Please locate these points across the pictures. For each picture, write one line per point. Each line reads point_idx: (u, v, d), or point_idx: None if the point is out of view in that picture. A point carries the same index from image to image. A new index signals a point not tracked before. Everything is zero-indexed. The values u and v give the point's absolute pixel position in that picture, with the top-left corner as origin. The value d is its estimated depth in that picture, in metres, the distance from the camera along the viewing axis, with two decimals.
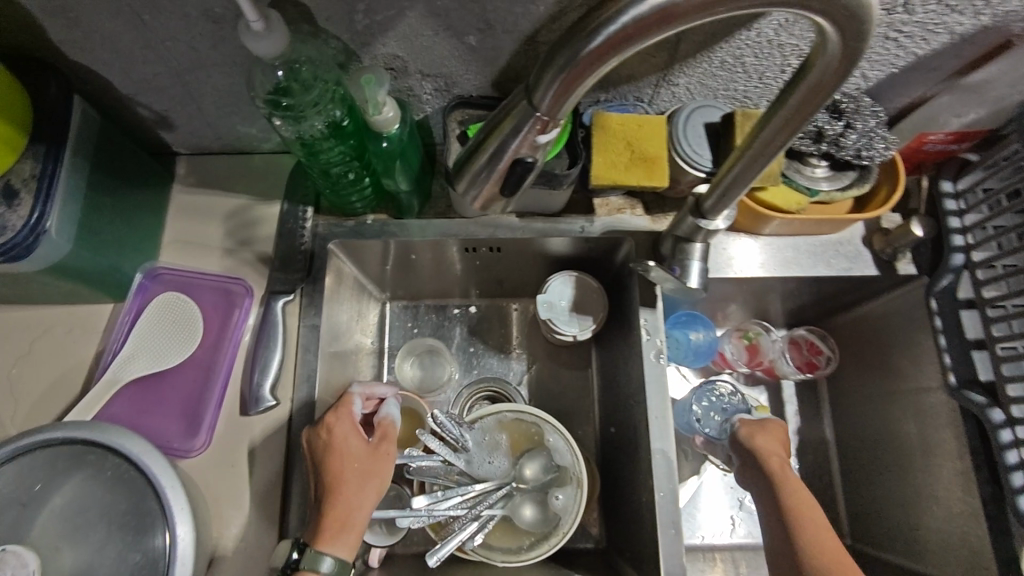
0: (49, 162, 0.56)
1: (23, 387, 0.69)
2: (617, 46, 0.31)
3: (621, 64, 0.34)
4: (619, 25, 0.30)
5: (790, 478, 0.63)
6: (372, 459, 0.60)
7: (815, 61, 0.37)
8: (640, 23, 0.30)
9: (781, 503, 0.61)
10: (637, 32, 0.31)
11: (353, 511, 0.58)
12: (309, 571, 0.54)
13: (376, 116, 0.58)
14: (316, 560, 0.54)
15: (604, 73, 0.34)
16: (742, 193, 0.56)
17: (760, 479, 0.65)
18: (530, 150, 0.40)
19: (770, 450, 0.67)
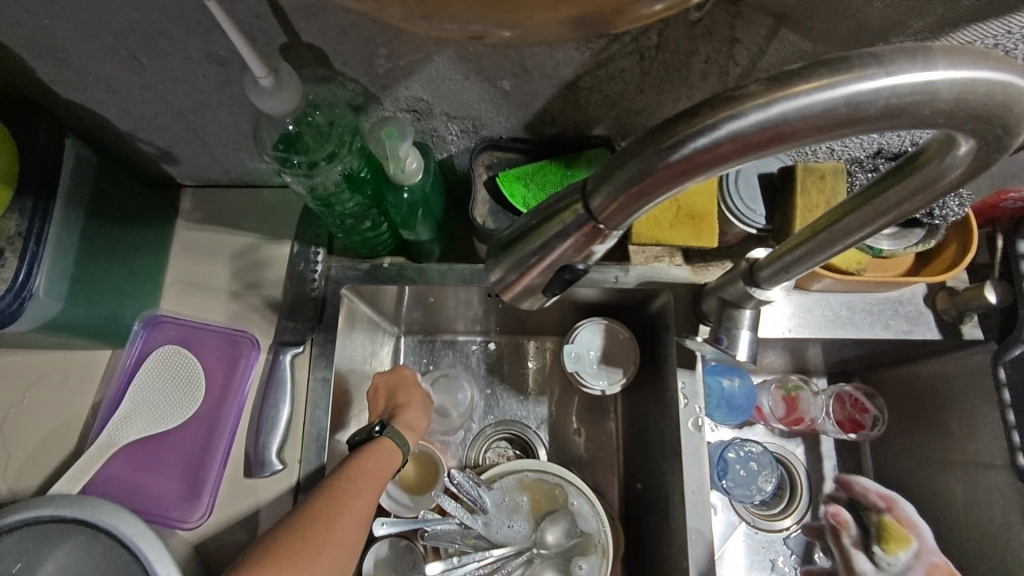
0: (36, 218, 0.51)
1: (15, 438, 0.64)
2: (705, 164, 0.25)
3: (698, 180, 0.28)
4: (715, 141, 0.25)
5: None
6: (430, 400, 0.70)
7: (924, 166, 0.32)
8: (741, 142, 0.24)
9: None
10: (735, 152, 0.25)
11: (416, 425, 0.66)
12: (388, 440, 0.61)
13: (397, 171, 0.52)
14: (396, 432, 0.62)
15: (677, 189, 0.28)
16: (803, 270, 0.49)
17: None
18: (576, 255, 0.34)
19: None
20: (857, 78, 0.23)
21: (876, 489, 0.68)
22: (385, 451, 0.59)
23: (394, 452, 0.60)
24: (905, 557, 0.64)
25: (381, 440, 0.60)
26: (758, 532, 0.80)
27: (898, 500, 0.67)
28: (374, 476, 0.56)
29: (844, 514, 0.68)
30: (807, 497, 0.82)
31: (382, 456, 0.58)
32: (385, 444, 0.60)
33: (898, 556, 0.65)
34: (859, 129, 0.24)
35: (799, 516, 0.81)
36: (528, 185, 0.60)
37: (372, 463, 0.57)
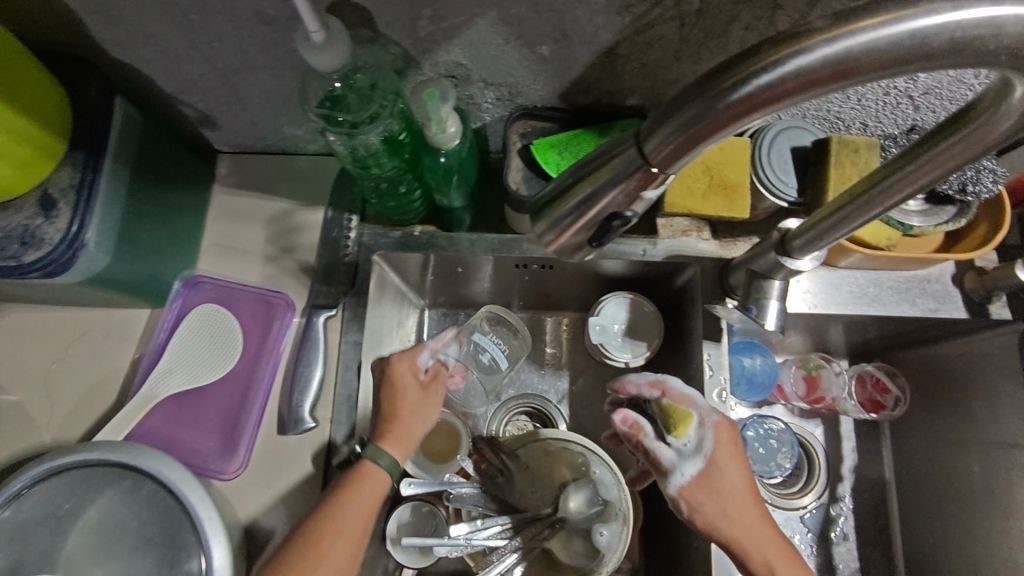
0: (88, 171, 0.53)
1: (60, 391, 0.67)
2: (765, 101, 0.28)
3: (760, 119, 0.30)
4: (778, 77, 0.27)
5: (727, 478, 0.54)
6: (427, 399, 0.62)
7: (977, 118, 0.33)
8: (804, 78, 0.26)
9: (727, 512, 0.53)
10: (797, 89, 0.27)
11: (409, 436, 0.60)
12: (372, 465, 0.57)
13: (437, 134, 0.54)
14: (381, 454, 0.57)
15: (737, 129, 0.30)
16: (838, 238, 0.50)
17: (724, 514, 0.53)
18: (627, 203, 0.37)
19: (728, 479, 0.54)
20: (923, 12, 0.25)
21: (647, 376, 0.60)
22: (366, 478, 0.56)
23: (378, 474, 0.57)
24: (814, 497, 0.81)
25: (365, 464, 0.57)
26: (777, 508, 0.81)
27: (670, 378, 0.60)
28: (367, 498, 0.55)
29: (633, 417, 0.57)
30: (824, 477, 0.83)
31: (365, 482, 0.56)
32: (368, 469, 0.57)
33: (686, 437, 0.56)
34: (924, 64, 0.26)
35: (816, 494, 0.82)
36: (562, 153, 0.60)
37: (353, 490, 0.55)
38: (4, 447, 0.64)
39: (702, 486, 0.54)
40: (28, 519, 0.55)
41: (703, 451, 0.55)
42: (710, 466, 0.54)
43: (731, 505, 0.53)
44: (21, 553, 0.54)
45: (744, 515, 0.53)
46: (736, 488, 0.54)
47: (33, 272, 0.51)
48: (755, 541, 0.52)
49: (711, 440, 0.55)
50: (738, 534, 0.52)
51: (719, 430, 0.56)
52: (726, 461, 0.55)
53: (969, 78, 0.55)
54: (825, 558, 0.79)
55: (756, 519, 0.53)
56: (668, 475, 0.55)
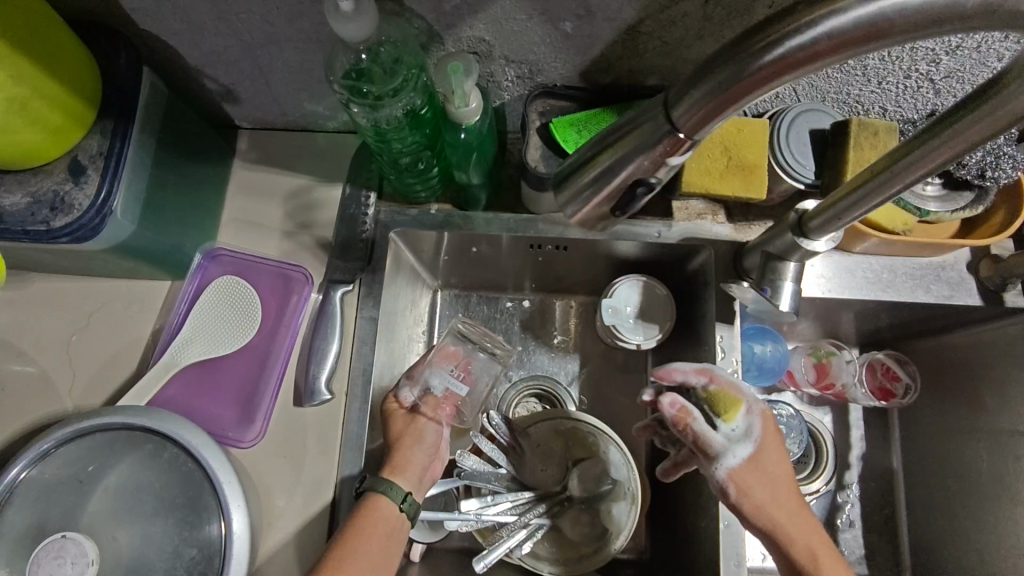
0: (116, 138, 0.54)
1: (82, 358, 0.68)
2: (797, 62, 0.29)
3: (790, 82, 0.31)
4: (812, 38, 0.28)
5: (777, 469, 0.55)
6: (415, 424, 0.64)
7: (1006, 88, 0.33)
8: (837, 39, 0.28)
9: (777, 498, 0.54)
10: (831, 49, 0.28)
11: (409, 466, 0.62)
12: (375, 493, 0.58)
13: (460, 108, 0.54)
14: (381, 482, 0.58)
15: (767, 93, 0.31)
16: (855, 220, 0.51)
17: (775, 501, 0.53)
18: (652, 169, 0.38)
19: (775, 466, 0.55)
20: None
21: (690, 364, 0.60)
22: (375, 507, 0.57)
23: (386, 504, 0.57)
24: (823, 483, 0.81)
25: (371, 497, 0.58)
26: None
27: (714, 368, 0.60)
28: (378, 527, 0.55)
29: (682, 401, 0.57)
30: (832, 464, 0.82)
31: (376, 515, 0.56)
32: (374, 499, 0.57)
33: (736, 421, 0.56)
34: (954, 27, 0.27)
35: (824, 480, 0.81)
36: (581, 131, 0.60)
37: (369, 523, 0.55)
38: (27, 412, 0.66)
39: (752, 470, 0.55)
40: (54, 480, 0.56)
41: (751, 436, 0.56)
42: (758, 451, 0.56)
43: (780, 493, 0.54)
44: (47, 512, 0.55)
45: (789, 501, 0.54)
46: (783, 476, 0.55)
47: (62, 238, 0.52)
48: (799, 527, 0.52)
49: (759, 427, 0.56)
50: (784, 518, 0.53)
51: (764, 419, 0.57)
52: (772, 449, 0.56)
53: (991, 61, 0.55)
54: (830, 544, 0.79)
55: (799, 507, 0.53)
56: (719, 458, 0.55)
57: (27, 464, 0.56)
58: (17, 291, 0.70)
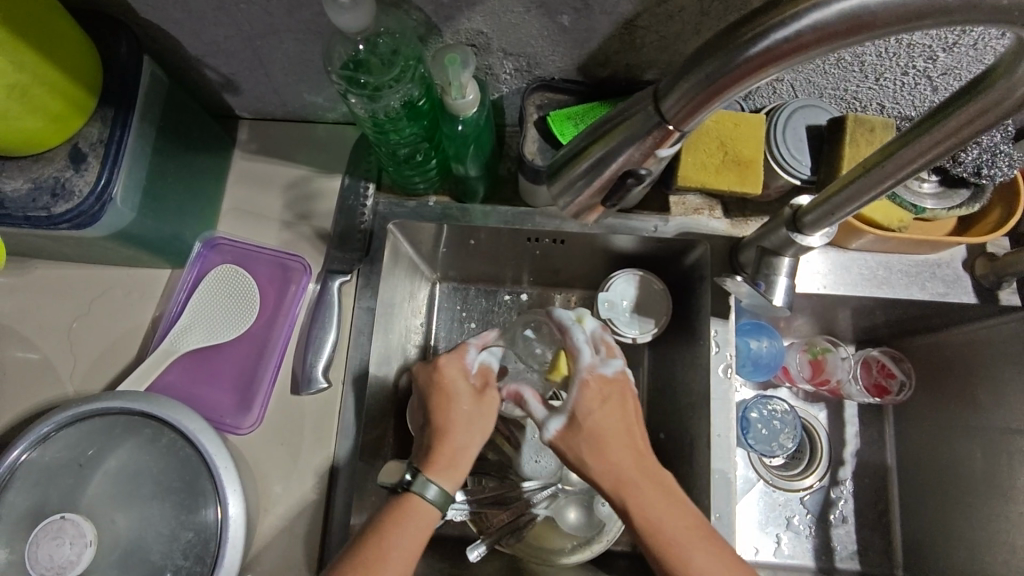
0: (117, 126, 0.54)
1: (83, 345, 0.69)
2: (786, 54, 0.29)
3: (776, 74, 0.31)
4: (796, 31, 0.28)
5: (595, 429, 0.55)
6: (479, 407, 0.59)
7: (995, 81, 0.33)
8: (822, 31, 0.28)
9: (587, 457, 0.54)
10: (816, 42, 0.28)
11: (462, 463, 0.56)
12: (414, 494, 0.53)
13: (457, 99, 0.54)
14: (425, 482, 0.53)
15: (753, 84, 0.32)
16: (849, 215, 0.51)
17: (586, 461, 0.54)
18: (641, 161, 0.38)
19: (593, 425, 0.55)
20: None
21: (557, 320, 0.63)
22: (411, 509, 0.52)
23: (424, 509, 0.52)
24: (814, 479, 0.82)
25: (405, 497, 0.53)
26: (776, 490, 0.82)
27: (570, 329, 0.61)
28: (415, 536, 0.51)
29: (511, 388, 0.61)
30: (827, 458, 0.83)
31: (409, 519, 0.52)
32: (412, 501, 0.52)
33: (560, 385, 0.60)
34: (937, 22, 0.27)
35: (819, 475, 0.83)
36: (578, 125, 0.61)
37: (400, 528, 0.51)
38: (29, 397, 0.67)
39: (568, 434, 0.56)
40: (54, 462, 0.57)
41: (568, 406, 0.57)
42: (574, 414, 0.57)
43: (594, 451, 0.54)
44: (47, 494, 0.56)
45: (605, 455, 0.54)
46: (603, 432, 0.55)
47: (62, 224, 0.52)
48: (611, 482, 0.53)
49: (576, 392, 0.58)
50: (596, 474, 0.53)
51: (588, 384, 0.58)
52: (590, 408, 0.56)
53: (988, 58, 0.55)
54: (823, 540, 0.80)
55: (620, 459, 0.53)
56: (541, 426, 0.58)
57: (28, 447, 0.57)
58: (20, 278, 0.71)
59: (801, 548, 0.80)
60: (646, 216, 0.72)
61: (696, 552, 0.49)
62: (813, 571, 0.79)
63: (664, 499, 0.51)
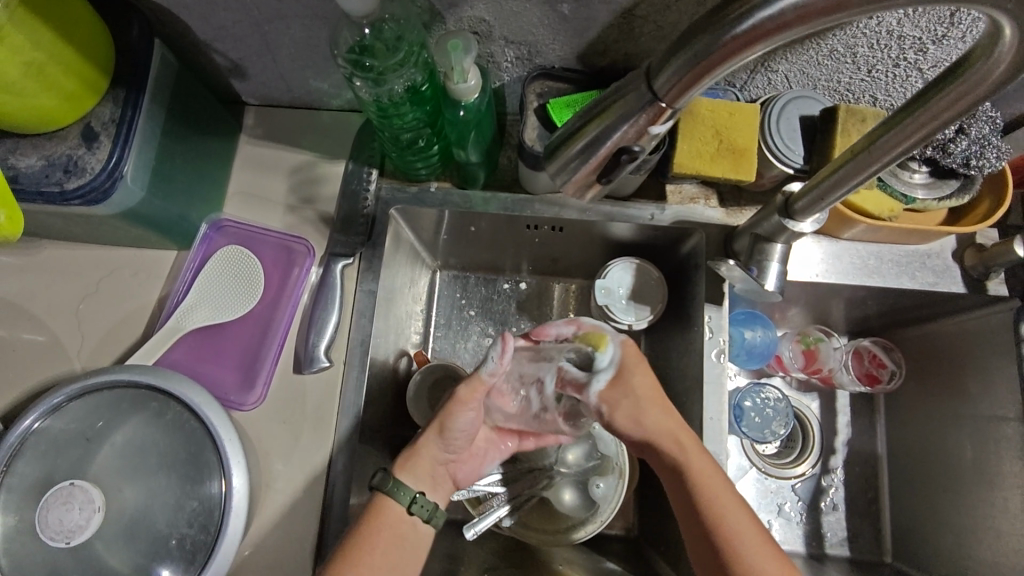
0: (128, 106, 0.56)
1: (91, 323, 0.70)
2: (769, 32, 0.31)
3: (762, 53, 0.33)
4: (780, 10, 0.30)
5: (649, 387, 0.57)
6: (449, 411, 0.59)
7: (973, 65, 0.34)
8: (803, 10, 0.29)
9: (641, 408, 0.57)
10: (798, 20, 0.30)
11: (424, 459, 0.59)
12: (386, 496, 0.56)
13: (459, 84, 0.56)
14: (391, 484, 0.57)
15: (741, 61, 0.33)
16: (838, 200, 0.52)
17: (634, 412, 0.57)
18: (635, 138, 0.40)
19: (642, 384, 0.57)
20: None
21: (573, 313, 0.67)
22: (382, 510, 0.56)
23: (396, 510, 0.56)
24: (806, 466, 0.83)
25: (380, 498, 0.57)
26: (768, 477, 0.83)
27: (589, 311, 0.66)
28: (392, 535, 0.55)
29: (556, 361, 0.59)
30: (819, 446, 0.85)
31: (384, 519, 0.56)
32: (382, 501, 0.56)
33: (607, 352, 0.57)
34: None
35: (811, 463, 0.84)
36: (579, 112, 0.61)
37: (375, 528, 0.55)
38: (38, 373, 0.68)
39: (616, 388, 0.56)
40: (64, 433, 0.59)
41: (615, 364, 0.57)
42: (619, 372, 0.57)
43: (649, 403, 0.57)
44: (56, 464, 0.58)
45: (654, 408, 0.57)
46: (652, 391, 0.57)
47: (75, 200, 0.54)
48: (663, 433, 0.56)
49: (621, 354, 0.58)
50: (650, 425, 0.57)
51: (627, 344, 0.59)
52: (638, 370, 0.58)
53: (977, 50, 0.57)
54: (813, 527, 0.81)
55: (668, 415, 0.57)
56: (587, 381, 0.56)
57: (41, 415, 0.58)
58: (30, 257, 0.72)
59: (792, 534, 0.81)
60: (642, 202, 0.73)
61: (736, 510, 0.52)
62: (804, 556, 0.80)
63: (706, 459, 0.55)
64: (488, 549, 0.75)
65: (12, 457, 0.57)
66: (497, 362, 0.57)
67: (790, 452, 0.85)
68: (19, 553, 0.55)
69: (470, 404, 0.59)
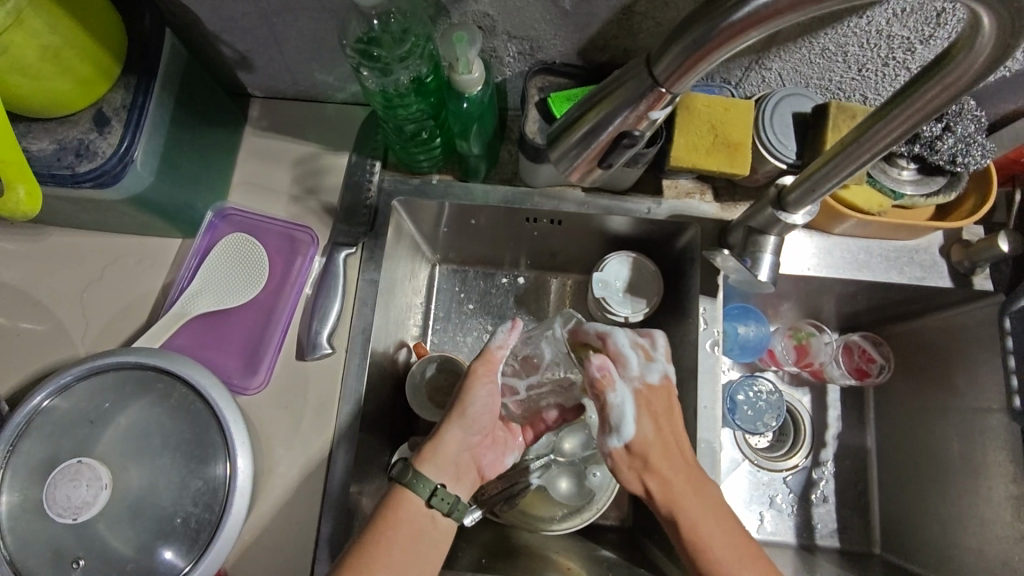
0: (139, 93, 0.57)
1: (95, 309, 0.71)
2: (765, 18, 0.32)
3: (757, 38, 0.35)
4: None
5: (653, 446, 0.57)
6: (465, 389, 0.62)
7: (955, 57, 0.36)
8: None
9: (645, 469, 0.56)
10: (791, 8, 0.32)
11: (447, 460, 0.59)
12: (407, 488, 0.56)
13: (463, 75, 0.57)
14: (411, 474, 0.57)
15: (739, 46, 0.35)
16: (828, 191, 0.54)
17: (638, 474, 0.56)
18: (635, 123, 0.43)
19: (650, 443, 0.57)
20: None
21: (592, 330, 0.65)
22: (398, 506, 0.55)
23: (415, 503, 0.56)
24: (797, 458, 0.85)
25: (399, 490, 0.57)
26: (761, 470, 0.85)
27: (611, 333, 0.63)
28: (409, 535, 0.55)
29: (608, 365, 0.59)
30: (810, 439, 0.87)
31: (402, 511, 0.55)
32: (401, 495, 0.56)
33: (614, 401, 0.58)
34: None
35: (802, 455, 0.86)
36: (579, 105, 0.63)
37: (395, 520, 0.55)
38: (42, 356, 0.69)
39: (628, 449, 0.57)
40: (69, 414, 0.60)
41: (627, 417, 0.58)
42: (632, 431, 0.57)
43: (649, 466, 0.56)
44: (60, 445, 0.59)
45: (660, 468, 0.56)
46: (661, 448, 0.57)
47: (86, 183, 0.55)
48: (668, 497, 0.55)
49: (633, 403, 0.58)
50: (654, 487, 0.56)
51: (642, 391, 0.59)
52: (648, 429, 0.57)
53: None
54: (804, 518, 0.83)
55: (676, 472, 0.56)
56: (607, 435, 0.58)
57: (49, 394, 0.59)
58: (36, 243, 0.73)
59: (783, 525, 0.83)
60: (641, 195, 0.75)
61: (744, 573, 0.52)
62: (795, 546, 0.82)
63: (714, 519, 0.54)
64: (484, 537, 0.76)
65: (18, 436, 0.58)
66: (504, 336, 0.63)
67: (781, 445, 0.87)
68: (23, 531, 0.56)
69: (490, 377, 0.62)
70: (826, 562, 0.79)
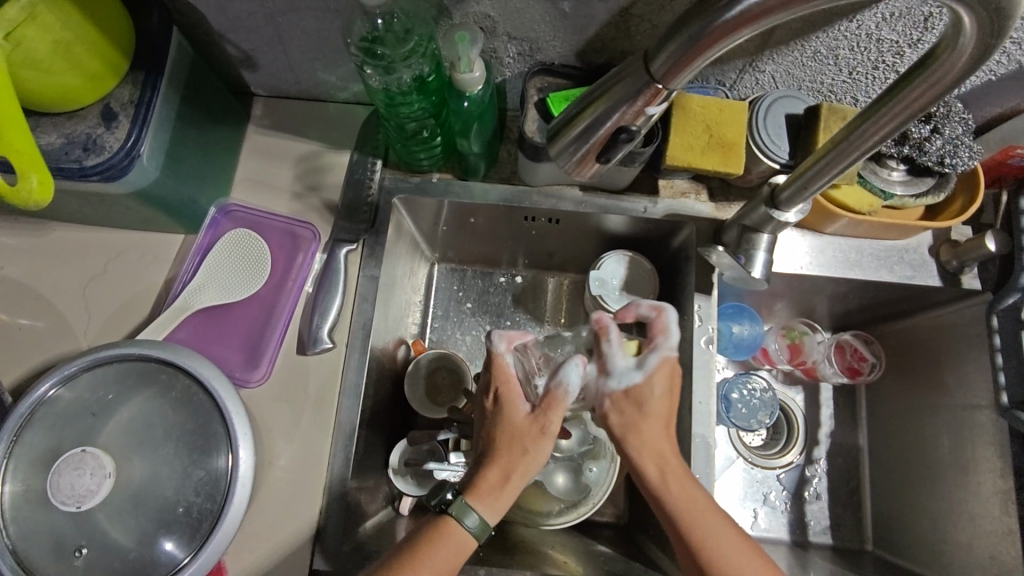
0: (147, 89, 0.58)
1: (97, 304, 0.72)
2: (757, 16, 0.34)
3: (751, 36, 0.36)
4: None
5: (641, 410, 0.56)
6: (535, 437, 0.55)
7: (939, 57, 0.38)
8: None
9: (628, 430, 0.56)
10: (782, 6, 0.33)
11: (504, 499, 0.54)
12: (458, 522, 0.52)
13: (465, 74, 0.59)
14: (468, 513, 0.52)
15: (733, 43, 0.37)
16: (821, 188, 0.55)
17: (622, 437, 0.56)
18: (633, 119, 0.44)
19: (657, 403, 0.57)
20: None
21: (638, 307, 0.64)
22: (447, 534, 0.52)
23: (462, 532, 0.52)
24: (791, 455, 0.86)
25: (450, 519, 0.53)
26: (755, 467, 0.86)
27: (665, 309, 0.63)
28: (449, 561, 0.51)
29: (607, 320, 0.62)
30: (803, 436, 0.88)
31: (446, 536, 0.52)
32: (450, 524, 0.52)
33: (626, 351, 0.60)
34: None
35: (795, 453, 0.87)
36: None
37: (440, 545, 0.51)
38: (43, 349, 0.70)
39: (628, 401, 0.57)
40: (72, 406, 0.60)
41: (644, 367, 0.59)
42: (643, 381, 0.58)
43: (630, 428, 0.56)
44: (62, 436, 0.59)
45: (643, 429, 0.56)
46: (650, 414, 0.56)
47: (93, 176, 0.56)
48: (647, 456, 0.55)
49: (652, 363, 0.59)
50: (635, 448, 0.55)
51: (665, 360, 0.59)
52: (661, 385, 0.58)
53: None
54: (797, 515, 0.84)
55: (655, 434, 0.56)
56: (608, 376, 0.59)
57: (56, 383, 0.60)
58: (39, 238, 0.74)
59: (776, 522, 0.84)
60: (637, 193, 0.76)
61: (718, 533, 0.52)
62: (788, 543, 0.82)
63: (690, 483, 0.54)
64: None
65: (21, 427, 0.59)
66: (504, 340, 0.60)
67: (774, 442, 0.88)
68: (25, 521, 0.56)
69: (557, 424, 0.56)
70: (819, 558, 0.80)
